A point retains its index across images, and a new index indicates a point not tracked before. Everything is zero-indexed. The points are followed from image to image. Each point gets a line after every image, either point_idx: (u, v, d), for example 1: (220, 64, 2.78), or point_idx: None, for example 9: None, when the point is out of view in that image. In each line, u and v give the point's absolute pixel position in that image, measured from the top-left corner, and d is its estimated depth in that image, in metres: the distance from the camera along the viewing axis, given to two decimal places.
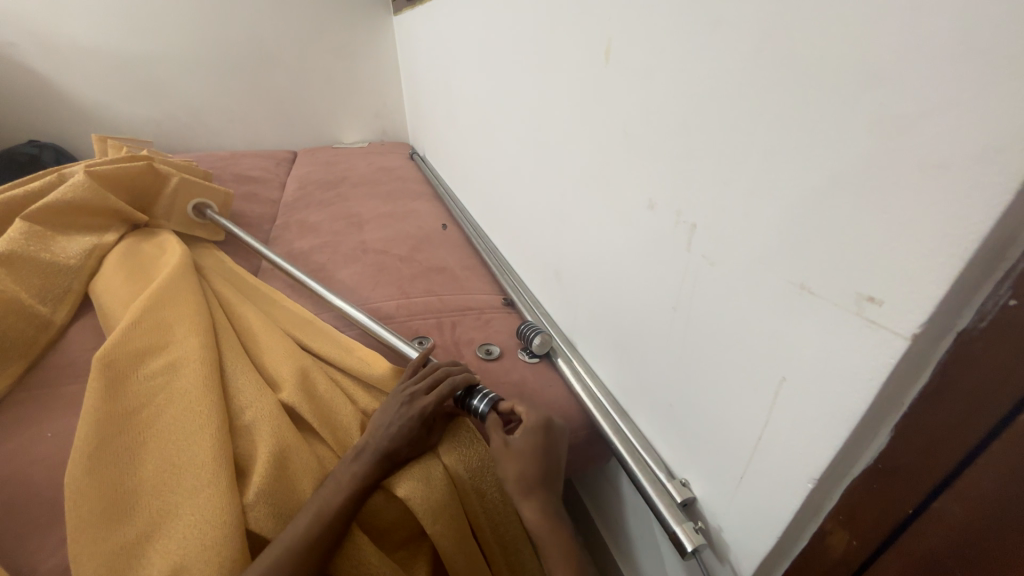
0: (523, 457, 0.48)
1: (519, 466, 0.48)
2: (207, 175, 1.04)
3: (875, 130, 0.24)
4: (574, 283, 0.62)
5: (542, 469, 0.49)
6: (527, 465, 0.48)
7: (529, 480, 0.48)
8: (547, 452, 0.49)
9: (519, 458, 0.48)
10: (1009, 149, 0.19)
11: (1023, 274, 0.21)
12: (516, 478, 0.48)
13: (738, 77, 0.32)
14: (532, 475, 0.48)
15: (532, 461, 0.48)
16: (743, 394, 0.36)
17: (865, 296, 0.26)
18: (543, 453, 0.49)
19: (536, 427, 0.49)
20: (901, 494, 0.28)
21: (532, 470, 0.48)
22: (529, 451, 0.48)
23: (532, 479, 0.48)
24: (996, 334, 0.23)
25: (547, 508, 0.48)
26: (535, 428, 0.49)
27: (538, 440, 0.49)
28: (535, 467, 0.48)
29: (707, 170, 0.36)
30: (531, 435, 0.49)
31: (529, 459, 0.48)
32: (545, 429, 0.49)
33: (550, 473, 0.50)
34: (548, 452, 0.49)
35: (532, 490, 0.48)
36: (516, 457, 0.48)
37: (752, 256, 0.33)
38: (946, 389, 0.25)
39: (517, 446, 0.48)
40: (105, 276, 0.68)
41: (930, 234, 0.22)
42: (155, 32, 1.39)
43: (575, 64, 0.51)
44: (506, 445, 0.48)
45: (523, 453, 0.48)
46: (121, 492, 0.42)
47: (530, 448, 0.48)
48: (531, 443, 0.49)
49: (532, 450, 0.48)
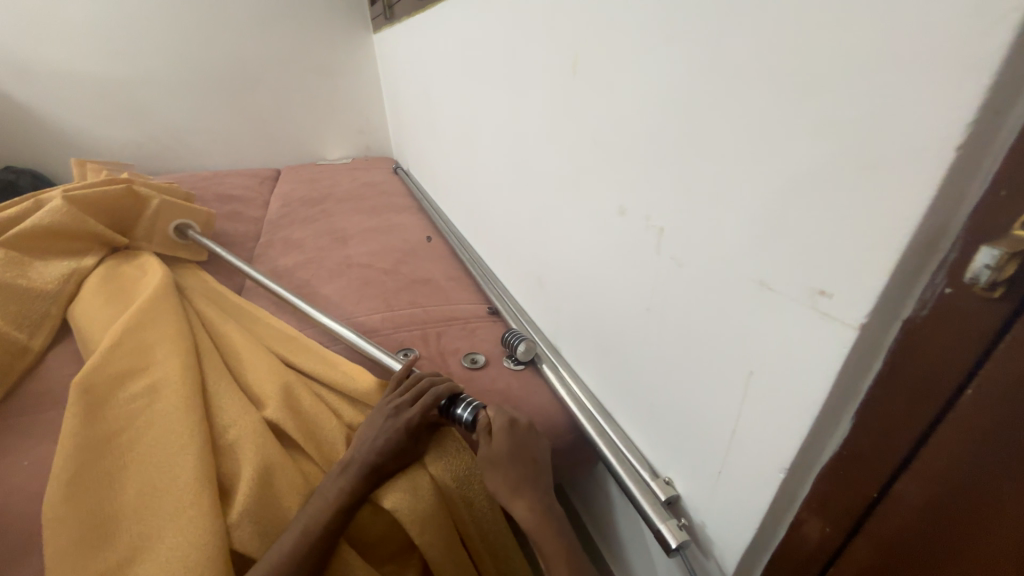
0: (506, 461, 0.48)
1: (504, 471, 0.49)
2: (189, 195, 1.04)
3: (816, 134, 0.26)
4: (555, 289, 0.63)
5: (526, 470, 0.49)
6: (512, 468, 0.49)
7: (516, 482, 0.48)
8: (529, 453, 0.50)
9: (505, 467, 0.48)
10: (930, 148, 0.21)
11: (954, 263, 0.23)
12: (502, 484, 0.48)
13: (694, 88, 0.33)
14: (517, 477, 0.48)
15: (517, 463, 0.49)
16: (716, 390, 0.37)
17: (816, 289, 0.27)
18: (525, 456, 0.50)
19: (504, 430, 0.49)
20: (865, 479, 0.29)
21: (518, 472, 0.49)
22: (512, 454, 0.49)
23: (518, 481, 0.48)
24: (936, 321, 0.24)
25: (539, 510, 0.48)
26: (502, 430, 0.49)
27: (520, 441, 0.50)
28: (521, 471, 0.49)
29: (671, 175, 0.37)
30: (513, 437, 0.50)
31: (512, 461, 0.49)
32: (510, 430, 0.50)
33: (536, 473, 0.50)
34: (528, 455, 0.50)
35: (520, 491, 0.48)
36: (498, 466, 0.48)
37: (716, 257, 0.34)
38: (896, 375, 0.26)
39: (500, 450, 0.49)
40: (84, 300, 0.67)
41: (870, 229, 0.24)
42: (134, 56, 1.39)
43: (546, 78, 0.53)
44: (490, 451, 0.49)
45: (502, 457, 0.49)
46: (101, 517, 0.41)
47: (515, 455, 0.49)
48: (514, 446, 0.49)
49: (515, 453, 0.49)
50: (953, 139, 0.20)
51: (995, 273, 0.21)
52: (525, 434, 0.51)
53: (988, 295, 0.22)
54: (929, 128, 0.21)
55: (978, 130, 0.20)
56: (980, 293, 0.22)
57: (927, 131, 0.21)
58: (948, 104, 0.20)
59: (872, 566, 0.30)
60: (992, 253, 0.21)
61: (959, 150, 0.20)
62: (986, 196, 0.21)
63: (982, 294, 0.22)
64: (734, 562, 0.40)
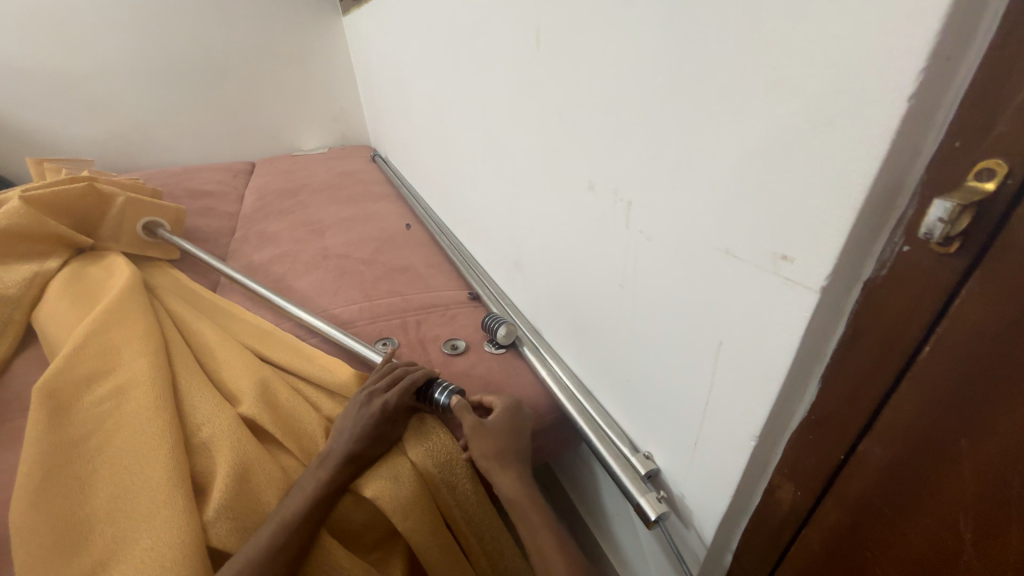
0: (497, 434, 0.50)
1: (492, 443, 0.49)
2: (156, 191, 1.01)
3: (771, 93, 0.25)
4: (533, 271, 0.62)
5: (513, 444, 0.51)
6: (498, 442, 0.50)
7: (505, 454, 0.49)
8: (516, 429, 0.52)
9: (495, 440, 0.50)
10: (883, 101, 0.20)
11: (910, 221, 0.22)
12: (490, 455, 0.49)
13: (652, 53, 0.32)
14: (504, 450, 0.50)
15: (508, 437, 0.50)
16: (689, 362, 0.37)
17: (778, 254, 0.27)
18: (511, 434, 0.51)
19: (506, 410, 0.52)
20: (832, 443, 0.30)
21: (507, 445, 0.50)
22: (502, 428, 0.51)
23: (505, 454, 0.50)
24: (895, 281, 0.24)
25: (523, 480, 0.49)
26: (507, 409, 0.52)
27: (508, 416, 0.52)
28: (510, 444, 0.50)
29: (635, 145, 0.36)
30: (504, 414, 0.52)
31: (500, 435, 0.50)
32: (515, 411, 0.52)
33: (520, 448, 0.51)
34: (515, 432, 0.51)
35: (504, 464, 0.49)
36: (490, 434, 0.49)
37: (682, 228, 0.34)
38: (859, 337, 0.26)
39: (490, 425, 0.50)
40: (48, 303, 0.65)
41: (828, 189, 0.23)
42: (89, 47, 1.32)
43: (510, 52, 0.51)
44: (479, 425, 0.49)
45: (494, 433, 0.50)
46: (72, 522, 0.41)
47: (504, 427, 0.51)
48: (502, 423, 0.51)
49: (504, 428, 0.51)
50: (905, 90, 0.19)
51: (948, 226, 0.21)
52: (509, 412, 0.52)
53: (945, 250, 0.21)
54: (883, 79, 0.20)
55: (929, 80, 0.19)
56: (937, 249, 0.22)
57: (880, 83, 0.20)
58: (900, 53, 0.19)
59: (840, 527, 0.31)
60: (945, 206, 0.20)
61: (912, 100, 0.19)
62: (941, 149, 0.21)
63: (938, 249, 0.22)
64: (712, 530, 0.41)
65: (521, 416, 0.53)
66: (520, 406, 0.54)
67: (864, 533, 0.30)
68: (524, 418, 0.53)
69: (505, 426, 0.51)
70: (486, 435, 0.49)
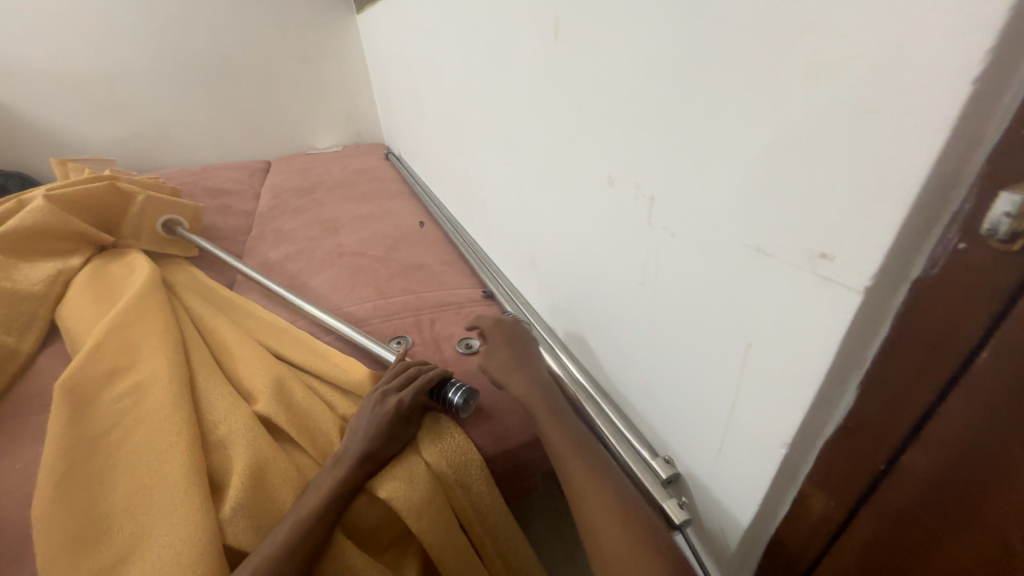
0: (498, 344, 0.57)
1: (496, 351, 0.56)
2: (175, 189, 1.02)
3: (811, 80, 0.23)
4: (549, 268, 0.61)
5: (516, 352, 0.56)
6: (501, 348, 0.56)
7: (509, 359, 0.55)
8: (518, 339, 0.58)
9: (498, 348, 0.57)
10: (941, 84, 0.18)
11: (969, 216, 0.21)
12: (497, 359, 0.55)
13: (679, 39, 0.31)
14: (507, 353, 0.56)
15: (508, 346, 0.56)
16: (714, 365, 0.36)
17: (817, 252, 0.25)
18: (513, 341, 0.57)
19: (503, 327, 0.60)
20: (869, 452, 0.28)
21: (508, 352, 0.56)
22: (503, 340, 0.57)
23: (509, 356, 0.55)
24: (949, 280, 0.22)
25: (528, 379, 0.52)
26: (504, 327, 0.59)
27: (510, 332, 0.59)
28: (513, 352, 0.56)
29: (658, 138, 0.35)
30: (504, 330, 0.59)
31: (501, 345, 0.57)
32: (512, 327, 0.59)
33: (526, 354, 0.56)
34: (518, 341, 0.57)
35: (509, 369, 0.54)
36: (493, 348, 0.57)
37: (709, 225, 0.32)
38: (904, 341, 0.25)
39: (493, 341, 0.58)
40: (71, 299, 0.66)
41: (874, 184, 0.22)
42: (111, 49, 1.34)
43: (528, 44, 0.50)
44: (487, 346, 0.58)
45: (497, 342, 0.58)
46: (93, 517, 0.41)
47: (504, 339, 0.57)
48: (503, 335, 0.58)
49: (506, 339, 0.57)
50: (968, 71, 0.18)
51: (1016, 221, 0.19)
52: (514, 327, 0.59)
53: (1007, 247, 0.20)
54: (940, 60, 0.18)
55: (998, 59, 0.17)
56: (997, 246, 0.20)
57: (935, 66, 0.18)
58: (963, 30, 0.17)
59: (878, 540, 0.29)
60: (1013, 199, 0.19)
61: (976, 83, 0.18)
62: (1006, 137, 0.19)
63: (1000, 247, 0.20)
64: (737, 537, 0.39)
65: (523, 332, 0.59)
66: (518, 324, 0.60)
67: (906, 549, 0.28)
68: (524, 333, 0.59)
69: (506, 337, 0.57)
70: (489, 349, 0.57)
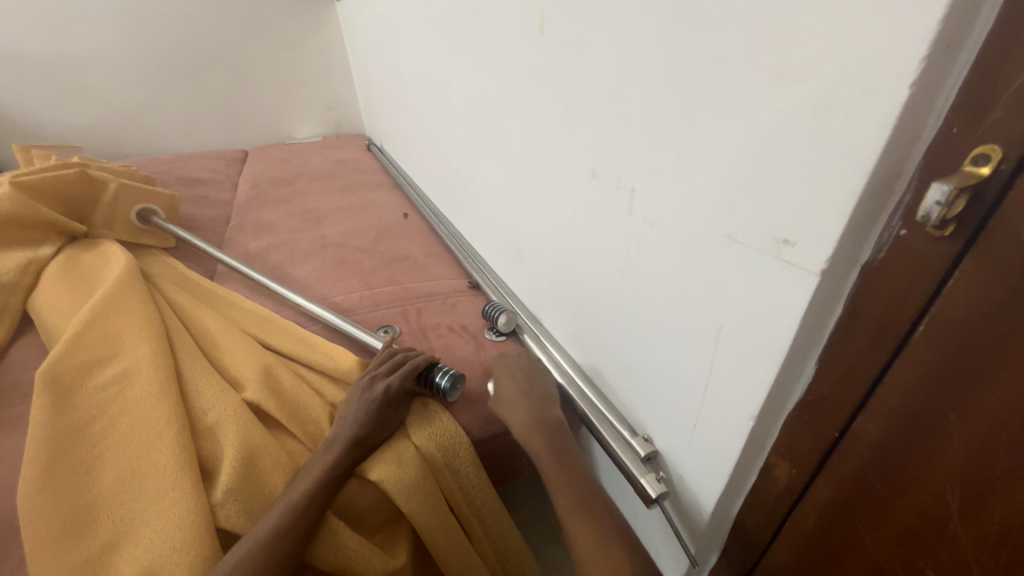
0: (513, 387, 0.55)
1: (508, 388, 0.55)
2: (149, 178, 0.99)
3: (776, 81, 0.25)
4: (533, 259, 0.63)
5: (531, 389, 0.55)
6: (513, 386, 0.56)
7: (523, 403, 0.54)
8: (531, 376, 0.57)
9: (512, 389, 0.55)
10: (885, 87, 0.21)
11: (909, 205, 0.23)
12: (509, 397, 0.54)
13: (658, 38, 0.32)
14: (522, 391, 0.55)
15: (523, 388, 0.55)
16: (689, 348, 0.38)
17: (780, 239, 0.28)
18: (527, 379, 0.57)
19: (513, 363, 0.58)
20: (826, 421, 0.31)
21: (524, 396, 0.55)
22: (517, 382, 0.56)
23: (523, 394, 0.55)
24: (892, 263, 0.25)
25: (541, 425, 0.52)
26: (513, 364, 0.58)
27: (521, 374, 0.57)
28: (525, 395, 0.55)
29: (639, 131, 0.37)
30: (516, 372, 0.57)
31: (513, 383, 0.56)
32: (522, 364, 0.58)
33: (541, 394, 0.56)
34: (531, 379, 0.57)
35: (523, 410, 0.53)
36: (506, 390, 0.55)
37: (687, 214, 0.34)
38: (854, 319, 0.27)
39: (505, 381, 0.56)
40: (44, 290, 0.64)
41: (829, 177, 0.24)
42: (74, 30, 1.28)
43: (513, 38, 0.51)
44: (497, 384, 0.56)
45: (509, 380, 0.56)
46: (80, 504, 0.41)
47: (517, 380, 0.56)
48: (513, 372, 0.57)
49: (519, 381, 0.56)
50: (906, 78, 0.20)
51: (945, 209, 0.22)
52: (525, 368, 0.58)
53: (940, 233, 0.22)
54: (887, 65, 0.21)
55: (931, 67, 0.20)
56: (932, 231, 0.23)
57: (881, 71, 0.21)
58: (900, 42, 0.20)
59: (833, 500, 0.33)
60: (943, 189, 0.21)
61: (913, 86, 0.20)
62: (940, 135, 0.22)
63: (934, 232, 0.23)
64: (709, 508, 0.42)
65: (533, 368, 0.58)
66: (528, 360, 0.59)
67: (856, 507, 0.31)
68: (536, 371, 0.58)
69: (520, 374, 0.57)
70: (505, 390, 0.55)
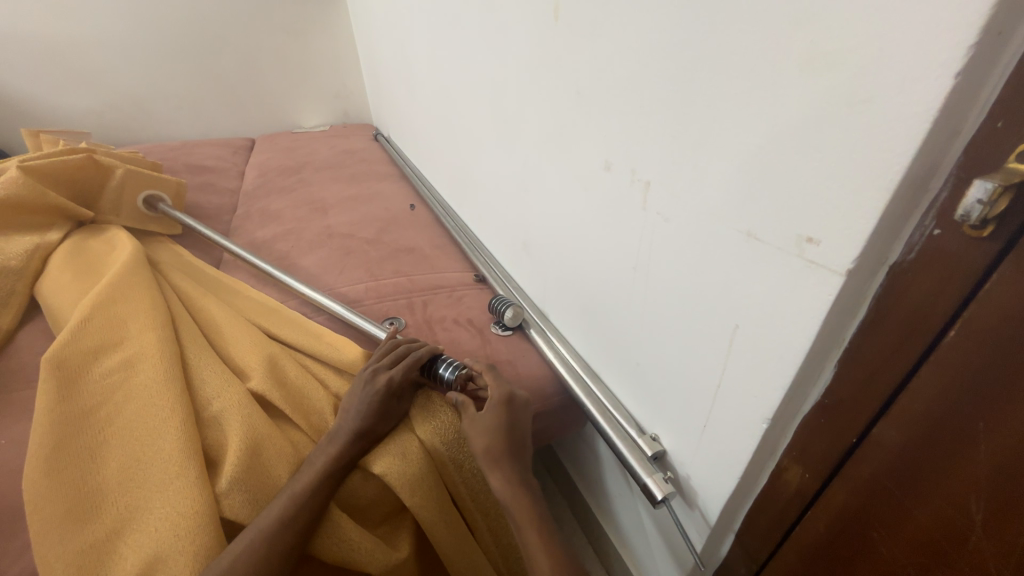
0: (490, 429, 0.49)
1: (485, 440, 0.48)
2: (155, 164, 0.99)
3: (807, 70, 0.24)
4: (541, 253, 0.62)
5: (509, 441, 0.49)
6: (493, 437, 0.49)
7: (498, 451, 0.48)
8: (515, 424, 0.50)
9: (487, 430, 0.49)
10: (926, 78, 0.20)
11: (944, 203, 0.22)
12: (483, 452, 0.48)
13: (682, 25, 0.31)
14: (498, 443, 0.49)
15: (504, 432, 0.49)
16: (703, 347, 0.37)
17: (804, 237, 0.27)
18: (509, 427, 0.50)
19: (502, 400, 0.50)
20: (845, 426, 0.30)
21: (501, 443, 0.49)
22: (499, 423, 0.49)
23: (499, 448, 0.49)
24: (924, 264, 0.24)
25: (517, 479, 0.48)
26: (501, 403, 0.50)
27: (506, 410, 0.50)
28: (501, 440, 0.49)
29: (657, 122, 0.36)
30: (500, 408, 0.50)
31: (496, 433, 0.49)
32: (511, 406, 0.51)
33: (517, 445, 0.50)
34: (514, 426, 0.50)
35: (499, 461, 0.48)
36: (484, 429, 0.48)
37: (705, 209, 0.33)
38: (879, 322, 0.27)
39: (484, 418, 0.49)
40: (50, 275, 0.64)
41: (860, 175, 0.23)
42: (83, 14, 1.27)
43: (527, 24, 0.49)
44: (474, 419, 0.49)
45: (490, 424, 0.49)
46: (86, 490, 0.41)
47: (497, 420, 0.49)
48: (498, 416, 0.50)
49: (501, 422, 0.49)
50: (953, 65, 0.19)
51: (987, 208, 0.20)
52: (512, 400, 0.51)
53: (977, 233, 0.21)
54: (931, 54, 0.19)
55: (977, 58, 0.19)
56: (969, 232, 0.22)
57: (928, 59, 0.19)
58: (946, 30, 0.19)
59: (847, 506, 0.32)
60: (986, 186, 0.20)
61: (959, 76, 0.19)
62: (982, 130, 0.20)
63: (971, 233, 0.22)
64: (716, 509, 0.42)
65: (520, 408, 0.51)
66: (517, 397, 0.51)
67: (872, 514, 0.30)
68: (521, 414, 0.51)
69: (504, 422, 0.49)
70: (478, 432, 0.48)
